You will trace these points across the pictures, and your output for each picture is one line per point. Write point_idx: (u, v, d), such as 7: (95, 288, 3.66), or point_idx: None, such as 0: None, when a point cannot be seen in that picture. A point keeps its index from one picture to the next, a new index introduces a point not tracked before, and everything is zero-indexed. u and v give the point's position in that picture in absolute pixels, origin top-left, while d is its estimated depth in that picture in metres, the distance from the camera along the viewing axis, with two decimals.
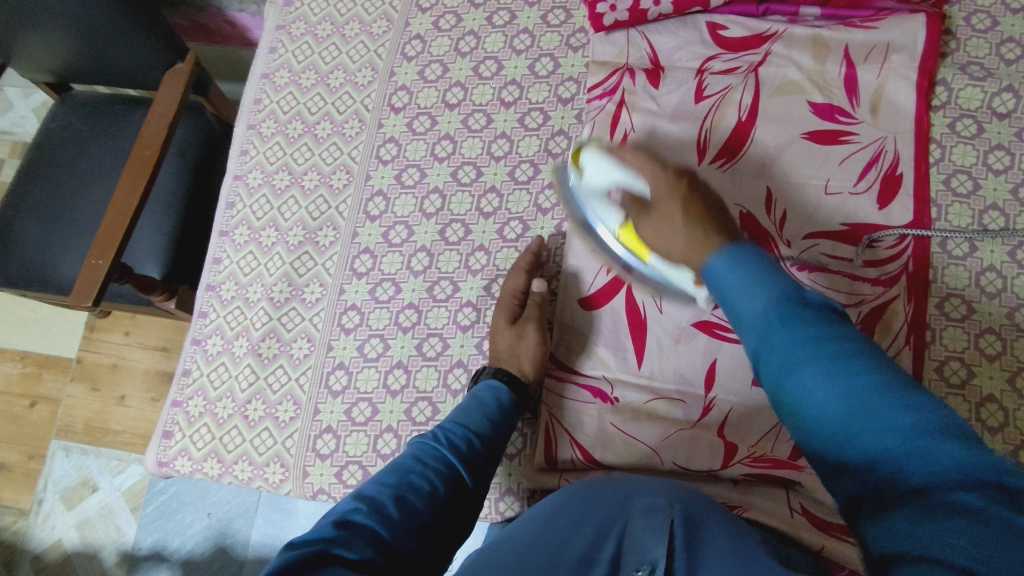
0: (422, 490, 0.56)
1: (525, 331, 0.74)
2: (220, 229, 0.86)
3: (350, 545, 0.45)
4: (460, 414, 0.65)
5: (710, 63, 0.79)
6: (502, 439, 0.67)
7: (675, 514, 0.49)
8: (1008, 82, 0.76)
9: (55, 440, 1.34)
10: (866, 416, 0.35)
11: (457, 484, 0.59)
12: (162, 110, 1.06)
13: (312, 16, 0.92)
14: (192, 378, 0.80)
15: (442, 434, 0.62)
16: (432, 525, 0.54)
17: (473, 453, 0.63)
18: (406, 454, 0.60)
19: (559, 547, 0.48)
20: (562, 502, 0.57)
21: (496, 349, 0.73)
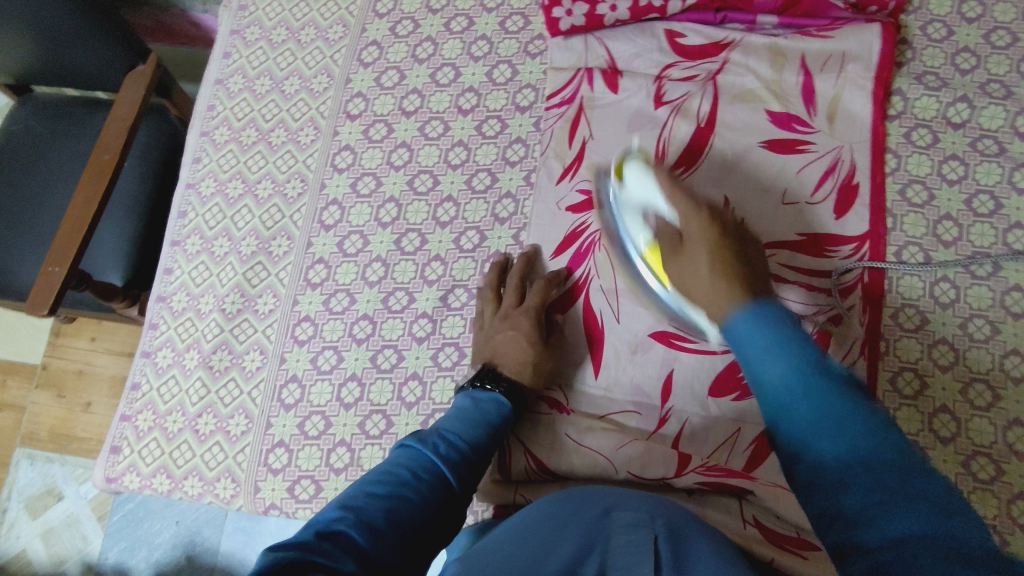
0: (412, 501, 0.53)
1: (548, 351, 0.70)
2: (173, 238, 0.84)
3: (329, 559, 0.44)
4: (458, 422, 0.62)
5: (668, 71, 0.79)
6: (492, 452, 0.63)
7: (658, 531, 0.48)
8: (963, 91, 0.76)
9: (18, 448, 1.31)
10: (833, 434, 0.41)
11: (446, 492, 0.57)
12: (122, 113, 1.04)
13: (267, 21, 0.91)
14: (142, 392, 0.79)
15: (438, 442, 0.59)
16: (418, 535, 0.52)
17: (465, 465, 0.59)
18: (399, 456, 0.57)
19: (541, 559, 0.47)
20: (538, 514, 0.56)
21: (520, 361, 0.68)
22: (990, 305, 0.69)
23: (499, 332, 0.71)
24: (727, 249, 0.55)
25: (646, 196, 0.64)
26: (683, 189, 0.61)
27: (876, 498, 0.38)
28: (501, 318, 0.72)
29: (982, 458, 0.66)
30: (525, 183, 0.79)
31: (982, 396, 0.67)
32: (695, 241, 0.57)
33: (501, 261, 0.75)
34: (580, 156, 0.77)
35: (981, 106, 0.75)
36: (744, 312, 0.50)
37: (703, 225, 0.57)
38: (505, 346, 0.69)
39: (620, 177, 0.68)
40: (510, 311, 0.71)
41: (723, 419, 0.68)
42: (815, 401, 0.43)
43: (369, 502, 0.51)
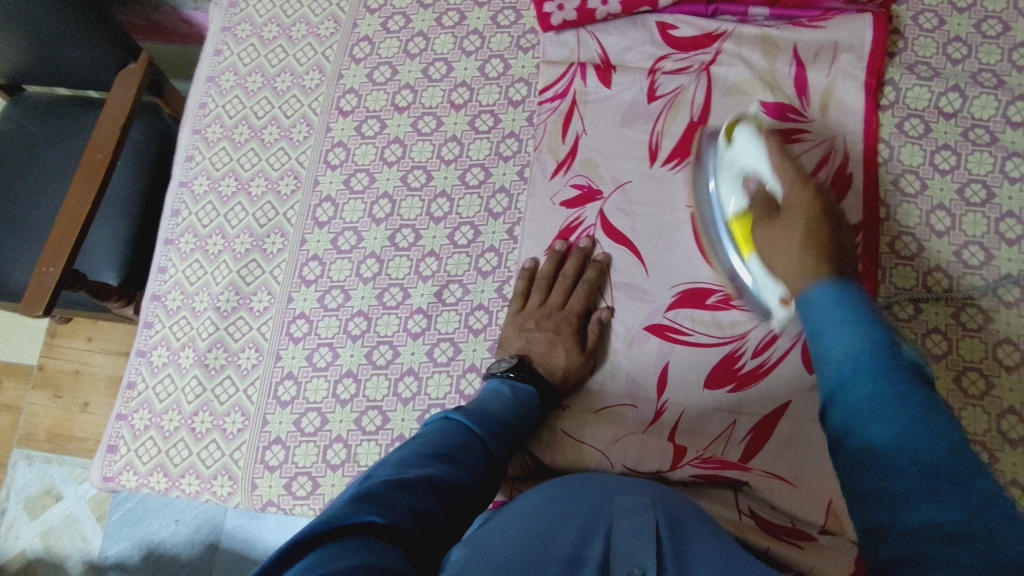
0: (462, 470, 0.54)
1: (588, 360, 0.71)
2: (166, 237, 0.84)
3: (388, 512, 0.44)
4: (499, 407, 0.62)
5: (661, 63, 0.79)
6: (526, 434, 0.64)
7: (659, 517, 0.50)
8: (954, 81, 0.76)
9: (16, 449, 1.31)
10: (889, 416, 0.45)
11: (488, 464, 0.57)
12: (114, 112, 1.03)
13: (258, 18, 0.90)
14: (138, 391, 0.79)
15: (482, 420, 0.59)
16: (462, 499, 0.52)
17: (504, 440, 0.60)
18: (445, 427, 0.58)
19: (545, 542, 0.47)
20: (539, 494, 0.55)
21: (554, 367, 0.69)
22: (983, 294, 0.70)
23: (538, 328, 0.71)
24: (819, 236, 0.59)
25: (748, 162, 0.67)
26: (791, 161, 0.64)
27: (964, 511, 0.39)
28: (542, 316, 0.72)
29: (976, 446, 0.66)
30: (518, 178, 0.79)
31: (976, 384, 0.67)
32: (795, 207, 0.62)
33: (554, 252, 0.74)
34: (573, 151, 0.77)
35: (973, 95, 0.75)
36: (827, 288, 0.54)
37: (802, 195, 0.62)
38: (548, 349, 0.69)
39: (727, 139, 0.70)
40: (555, 312, 0.72)
41: (718, 411, 0.68)
42: (876, 395, 0.46)
43: (424, 463, 0.52)
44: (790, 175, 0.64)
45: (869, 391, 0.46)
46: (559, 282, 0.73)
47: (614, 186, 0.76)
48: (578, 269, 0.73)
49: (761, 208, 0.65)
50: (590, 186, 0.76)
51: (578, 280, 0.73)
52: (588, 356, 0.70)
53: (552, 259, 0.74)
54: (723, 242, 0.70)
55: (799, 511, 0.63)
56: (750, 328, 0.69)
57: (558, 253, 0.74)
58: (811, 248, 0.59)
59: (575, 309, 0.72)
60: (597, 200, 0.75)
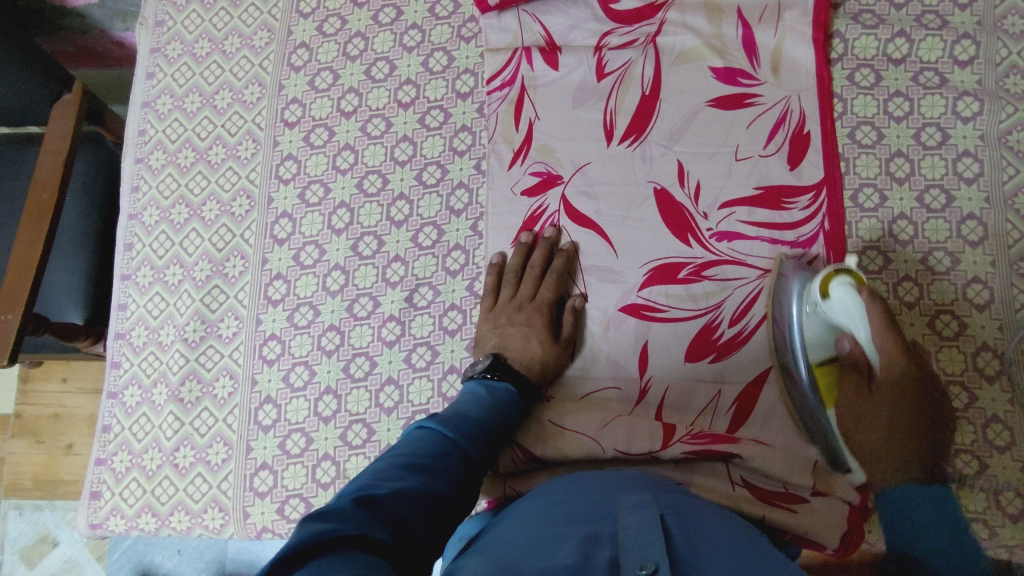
0: (439, 478, 0.53)
1: (563, 349, 0.70)
2: (122, 273, 0.81)
3: (365, 525, 0.43)
4: (475, 409, 0.61)
5: (607, 39, 0.77)
6: (507, 435, 0.64)
7: (663, 509, 0.50)
8: (900, 26, 0.75)
9: (3, 500, 1.28)
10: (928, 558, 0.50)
11: (466, 469, 0.56)
12: (55, 146, 0.99)
13: (188, 35, 0.87)
14: (113, 434, 0.77)
15: (458, 424, 0.58)
16: (441, 508, 0.51)
17: (482, 443, 0.59)
18: (419, 437, 0.57)
19: (549, 546, 0.46)
20: (534, 506, 0.54)
21: (531, 360, 0.69)
22: (948, 237, 0.70)
23: (511, 323, 0.71)
24: (909, 430, 0.59)
25: (846, 318, 0.60)
26: (892, 329, 0.59)
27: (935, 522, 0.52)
28: (514, 310, 0.72)
29: (955, 386, 0.67)
30: (476, 171, 0.78)
31: (949, 326, 0.68)
32: (886, 386, 0.60)
33: (520, 244, 0.73)
34: (528, 138, 0.76)
35: (919, 39, 0.75)
36: (913, 484, 0.55)
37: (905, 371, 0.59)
38: (523, 343, 0.69)
39: (822, 292, 0.61)
40: (526, 305, 0.71)
41: (702, 383, 0.68)
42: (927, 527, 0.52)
43: (397, 475, 0.51)
44: (890, 338, 0.59)
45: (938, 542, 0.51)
46: (529, 273, 0.72)
47: (574, 169, 0.74)
48: (545, 258, 0.72)
49: (851, 386, 0.62)
50: (550, 172, 0.75)
51: (545, 269, 0.72)
52: (563, 345, 0.70)
53: (519, 250, 0.73)
54: (792, 331, 0.65)
55: (791, 476, 0.64)
56: (725, 297, 0.69)
57: (524, 245, 0.73)
58: (905, 431, 0.59)
59: (547, 299, 0.71)
60: (558, 185, 0.74)
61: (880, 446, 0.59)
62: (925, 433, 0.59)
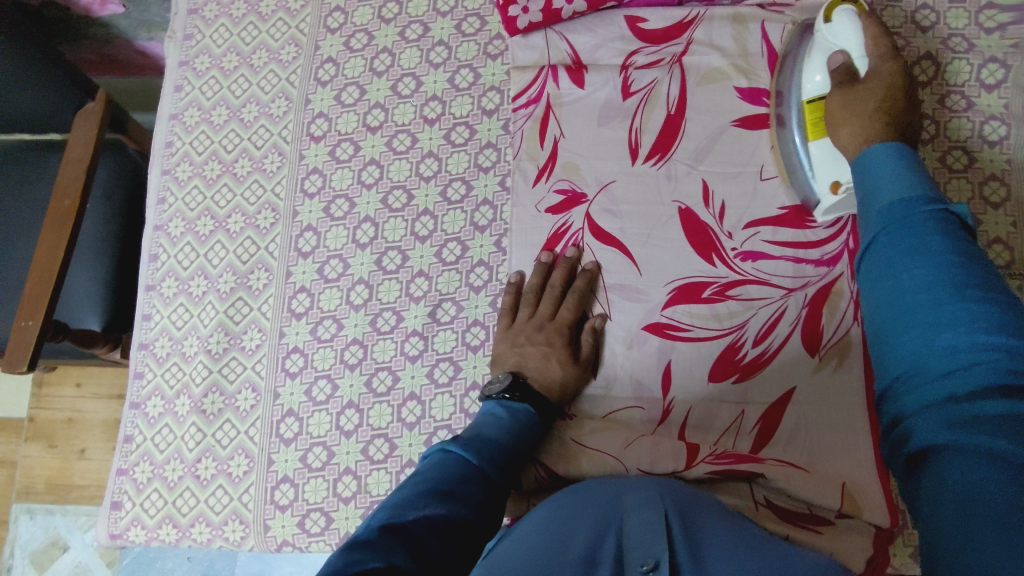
0: (462, 502, 0.53)
1: (584, 369, 0.70)
2: (146, 283, 0.82)
3: (388, 555, 0.44)
4: (496, 431, 0.62)
5: (633, 58, 0.78)
6: (528, 457, 0.63)
7: (669, 507, 0.50)
8: (926, 49, 0.75)
9: (16, 504, 1.28)
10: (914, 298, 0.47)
11: (490, 493, 0.56)
12: (77, 154, 1.00)
13: (216, 49, 0.88)
14: (136, 444, 0.77)
15: (479, 446, 0.59)
16: (466, 532, 0.51)
17: (503, 465, 0.59)
18: (441, 461, 0.57)
19: (558, 548, 0.47)
20: (545, 509, 0.55)
21: (551, 381, 0.69)
22: None
23: (530, 342, 0.70)
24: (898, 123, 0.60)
25: (843, 37, 0.66)
26: (898, 62, 0.63)
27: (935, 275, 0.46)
28: (533, 329, 0.71)
29: None
30: (500, 188, 0.78)
31: None
32: (880, 76, 0.63)
33: (540, 262, 0.73)
34: (553, 156, 0.76)
35: (945, 62, 0.75)
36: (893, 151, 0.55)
37: (887, 61, 0.63)
38: (544, 364, 0.69)
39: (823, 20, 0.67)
40: (546, 324, 0.71)
41: (726, 402, 0.68)
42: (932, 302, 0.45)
43: (420, 502, 0.51)
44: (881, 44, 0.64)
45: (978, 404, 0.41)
46: (550, 293, 0.72)
47: (599, 187, 0.75)
48: (565, 279, 0.72)
49: (840, 80, 0.64)
50: (574, 190, 0.75)
51: (566, 288, 0.72)
52: (583, 366, 0.70)
53: (539, 271, 0.73)
54: (791, 119, 0.71)
55: (815, 498, 0.63)
56: (749, 317, 0.69)
57: (544, 264, 0.73)
58: (882, 104, 0.60)
59: (567, 319, 0.71)
60: (583, 204, 0.74)
61: (871, 113, 0.60)
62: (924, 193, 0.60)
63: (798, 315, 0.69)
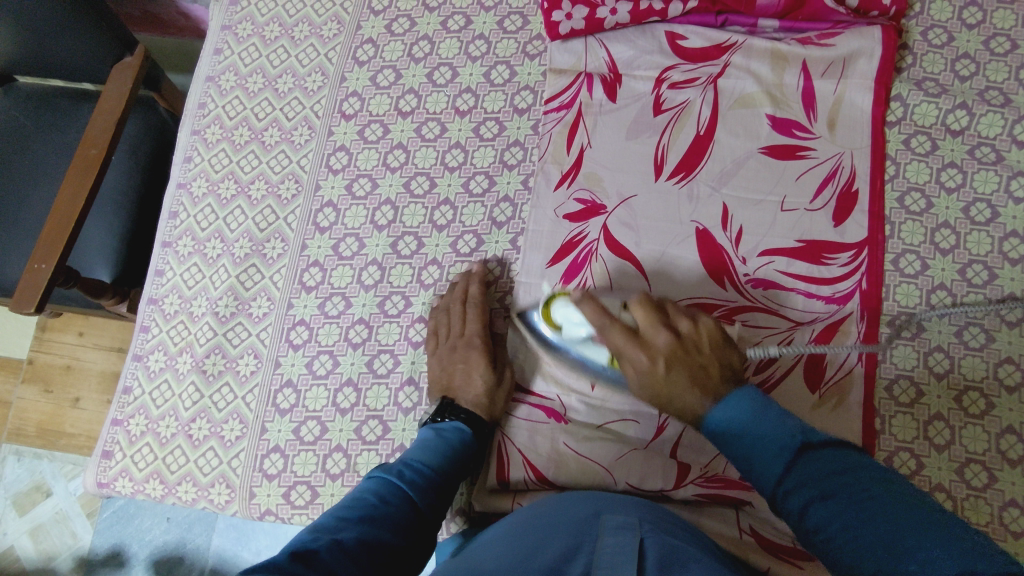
0: (382, 526, 0.54)
1: (503, 376, 0.71)
2: (163, 239, 0.83)
3: None
4: (421, 453, 0.63)
5: (669, 73, 0.78)
6: (461, 477, 0.65)
7: (645, 533, 0.49)
8: (962, 98, 0.75)
9: (5, 443, 1.29)
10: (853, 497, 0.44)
11: (414, 517, 0.58)
12: (108, 106, 1.00)
13: (259, 17, 0.89)
14: (133, 396, 0.78)
15: (405, 470, 0.60)
16: (385, 557, 0.52)
17: (431, 488, 0.61)
18: (366, 488, 0.59)
19: (530, 558, 0.48)
20: (523, 518, 0.56)
21: (478, 395, 0.69)
22: (986, 314, 0.69)
23: (451, 364, 0.71)
24: (675, 349, 0.58)
25: (577, 333, 0.64)
26: (615, 325, 0.59)
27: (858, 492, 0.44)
28: (451, 350, 0.72)
29: (976, 465, 0.66)
30: (522, 187, 0.79)
31: (977, 404, 0.67)
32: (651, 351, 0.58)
33: (452, 286, 0.75)
34: (578, 164, 0.77)
35: (980, 113, 0.75)
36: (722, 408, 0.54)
37: (644, 360, 0.58)
38: (464, 379, 0.70)
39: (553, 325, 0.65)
40: (459, 343, 0.72)
41: None
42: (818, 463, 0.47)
43: (338, 526, 0.52)
44: (624, 330, 0.59)
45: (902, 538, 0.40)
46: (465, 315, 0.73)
47: (618, 201, 0.75)
48: (469, 294, 0.73)
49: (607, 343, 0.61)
50: (595, 200, 0.75)
51: (475, 304, 0.73)
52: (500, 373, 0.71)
53: (455, 302, 0.73)
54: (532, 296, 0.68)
55: None
56: (754, 343, 0.69)
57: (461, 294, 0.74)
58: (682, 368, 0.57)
59: (477, 331, 0.72)
60: (601, 215, 0.74)
61: (659, 372, 0.58)
62: (706, 355, 0.58)
63: (803, 349, 0.69)
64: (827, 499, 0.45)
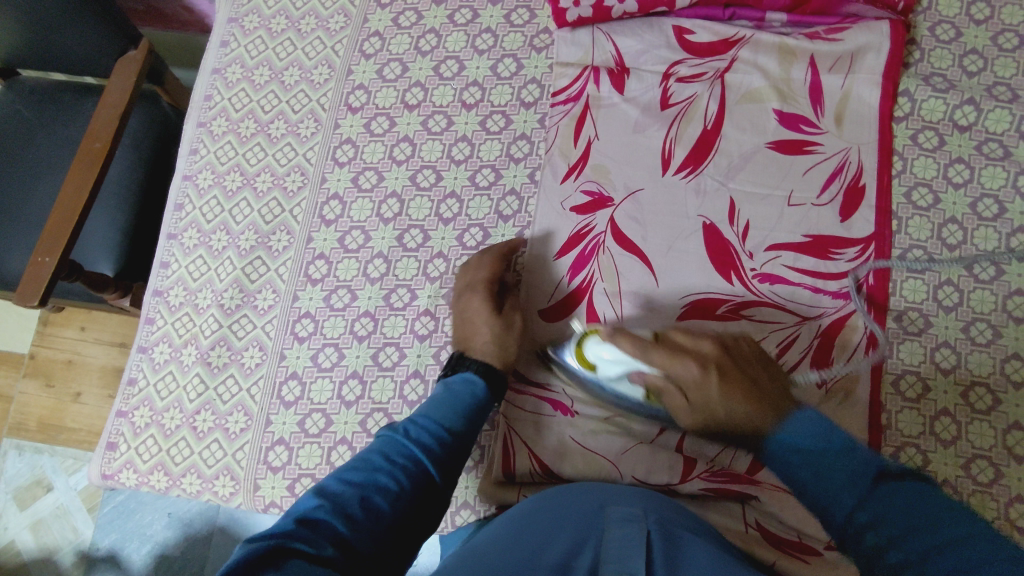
0: (391, 487, 0.54)
1: (511, 320, 0.70)
2: (168, 232, 0.83)
3: (302, 545, 0.45)
4: (434, 409, 0.62)
5: (676, 67, 0.78)
6: (473, 433, 0.63)
7: (651, 525, 0.49)
8: (970, 94, 0.75)
9: (6, 437, 1.29)
10: (824, 475, 0.53)
11: (427, 474, 0.57)
12: (112, 100, 1.00)
13: (266, 9, 0.89)
14: (138, 388, 0.78)
15: (416, 428, 0.59)
16: (392, 521, 0.52)
17: (444, 445, 0.59)
18: (377, 444, 0.58)
19: (537, 550, 0.47)
20: (527, 509, 0.56)
21: (485, 337, 0.68)
22: (992, 309, 0.69)
23: (463, 315, 0.71)
24: (744, 380, 0.60)
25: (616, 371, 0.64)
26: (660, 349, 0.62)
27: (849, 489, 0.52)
28: (462, 302, 0.72)
29: (982, 461, 0.66)
30: (529, 181, 0.78)
31: (983, 399, 0.67)
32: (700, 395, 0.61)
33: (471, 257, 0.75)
34: (585, 155, 0.76)
35: (987, 109, 0.75)
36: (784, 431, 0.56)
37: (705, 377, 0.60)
38: (474, 328, 0.70)
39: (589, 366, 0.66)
40: (466, 291, 0.72)
41: None
42: (826, 469, 0.53)
43: (345, 488, 0.52)
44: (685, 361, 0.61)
45: (889, 503, 0.50)
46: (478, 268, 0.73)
47: (625, 194, 0.75)
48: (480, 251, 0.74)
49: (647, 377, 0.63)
50: (601, 192, 0.75)
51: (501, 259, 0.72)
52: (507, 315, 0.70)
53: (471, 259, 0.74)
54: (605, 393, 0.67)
55: (804, 524, 0.64)
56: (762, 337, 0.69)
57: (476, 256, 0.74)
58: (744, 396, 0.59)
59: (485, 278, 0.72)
60: (608, 207, 0.74)
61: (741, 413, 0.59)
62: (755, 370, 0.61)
63: (810, 344, 0.69)
64: (867, 503, 0.51)
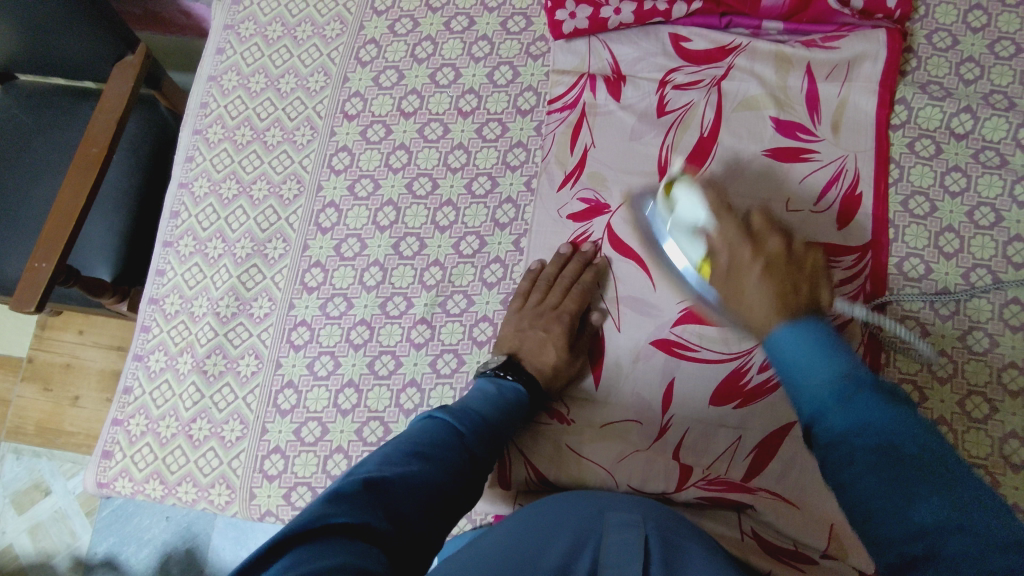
0: (441, 468, 0.54)
1: (577, 358, 0.70)
2: (165, 239, 0.82)
3: (363, 509, 0.45)
4: (480, 404, 0.62)
5: (673, 75, 0.78)
6: (508, 434, 0.63)
7: (649, 530, 0.49)
8: (967, 102, 0.75)
9: (4, 442, 1.29)
10: (862, 416, 0.41)
11: (470, 463, 0.57)
12: (110, 105, 1.00)
13: (262, 16, 0.89)
14: (134, 396, 0.78)
15: (466, 416, 0.60)
16: (439, 499, 0.52)
17: (485, 437, 0.60)
18: (425, 425, 0.58)
19: (538, 550, 0.48)
20: (530, 508, 0.56)
21: (543, 365, 0.69)
22: (989, 318, 0.69)
23: (531, 328, 0.71)
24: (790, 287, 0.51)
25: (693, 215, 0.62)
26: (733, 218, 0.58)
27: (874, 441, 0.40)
28: (535, 313, 0.71)
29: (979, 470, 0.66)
30: (525, 188, 0.78)
31: (980, 409, 0.67)
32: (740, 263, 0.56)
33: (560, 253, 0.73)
34: (581, 164, 0.76)
35: (984, 117, 0.74)
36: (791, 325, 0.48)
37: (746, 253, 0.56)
38: (537, 348, 0.69)
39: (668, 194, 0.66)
40: (548, 310, 0.71)
41: (724, 428, 0.67)
42: (836, 407, 0.42)
43: (399, 459, 0.52)
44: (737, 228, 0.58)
45: (873, 475, 0.39)
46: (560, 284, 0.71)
47: (622, 200, 0.74)
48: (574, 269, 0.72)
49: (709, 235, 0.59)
50: (598, 201, 0.75)
51: (575, 282, 0.71)
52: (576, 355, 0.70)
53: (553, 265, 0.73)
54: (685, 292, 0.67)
55: (801, 534, 0.63)
56: None
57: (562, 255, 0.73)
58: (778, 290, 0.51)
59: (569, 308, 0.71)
60: (604, 214, 0.74)
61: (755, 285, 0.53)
62: (806, 274, 0.53)
63: None
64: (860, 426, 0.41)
